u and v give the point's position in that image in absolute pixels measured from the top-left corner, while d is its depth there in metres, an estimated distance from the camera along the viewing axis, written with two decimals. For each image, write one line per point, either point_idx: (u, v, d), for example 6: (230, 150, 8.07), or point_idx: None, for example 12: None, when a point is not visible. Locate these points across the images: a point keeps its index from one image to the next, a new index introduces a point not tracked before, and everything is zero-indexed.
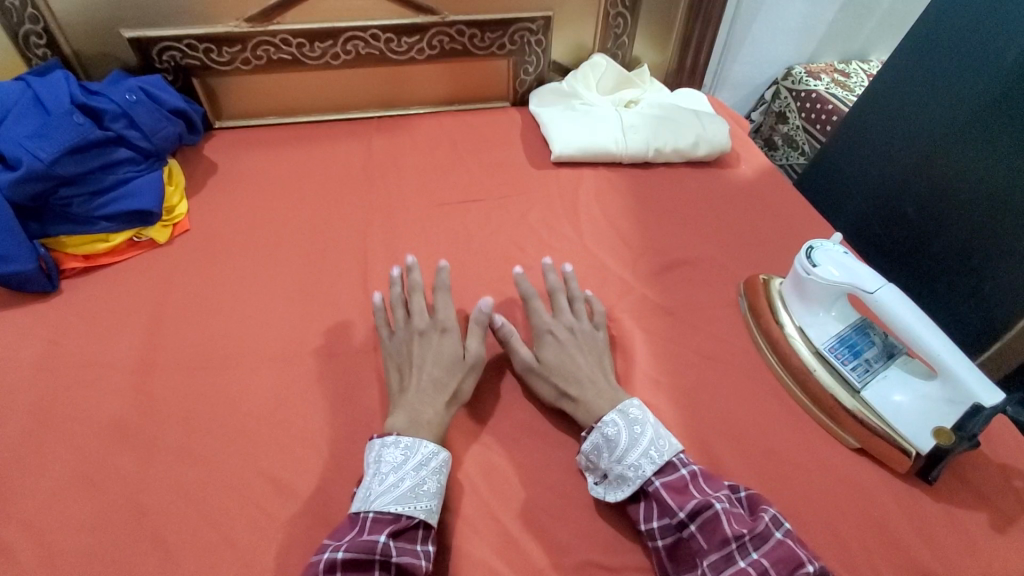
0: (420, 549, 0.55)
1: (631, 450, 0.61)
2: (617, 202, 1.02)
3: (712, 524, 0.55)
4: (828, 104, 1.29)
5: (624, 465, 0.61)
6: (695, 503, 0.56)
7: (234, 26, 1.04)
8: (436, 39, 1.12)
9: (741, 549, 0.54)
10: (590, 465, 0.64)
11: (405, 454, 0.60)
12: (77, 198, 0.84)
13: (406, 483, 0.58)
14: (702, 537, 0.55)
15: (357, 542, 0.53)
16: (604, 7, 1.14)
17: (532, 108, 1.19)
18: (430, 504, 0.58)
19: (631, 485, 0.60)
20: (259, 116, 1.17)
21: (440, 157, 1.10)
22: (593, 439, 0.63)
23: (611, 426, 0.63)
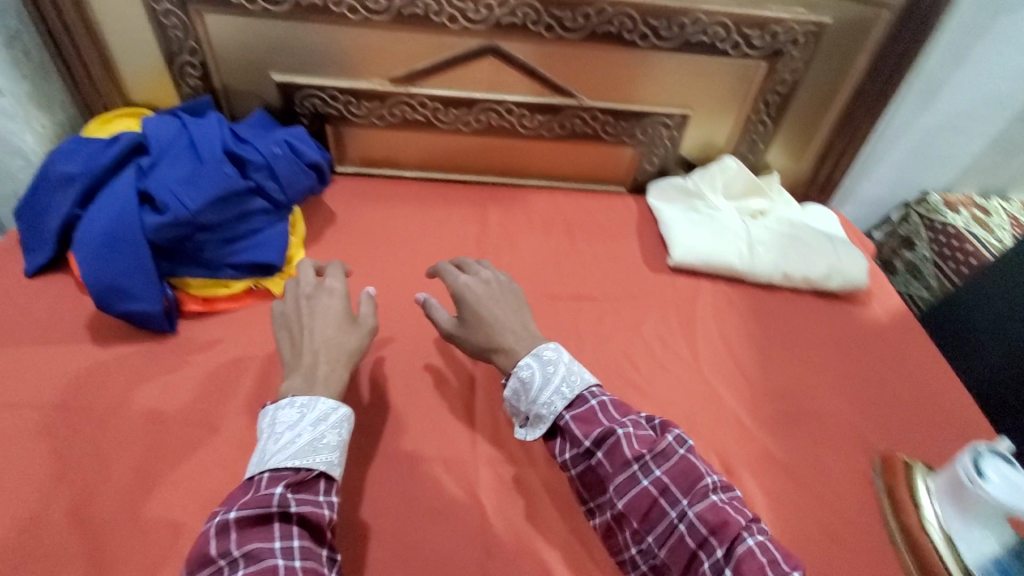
0: (322, 500, 0.61)
1: (541, 390, 0.69)
2: (736, 325, 0.96)
3: (614, 448, 0.64)
4: (967, 244, 1.21)
5: (537, 405, 0.69)
6: (600, 431, 0.65)
7: (377, 84, 1.05)
8: (568, 120, 1.10)
9: (644, 469, 0.63)
10: (513, 409, 0.72)
11: (301, 411, 0.64)
12: (209, 244, 0.85)
13: (304, 437, 0.63)
14: (608, 463, 0.65)
15: (253, 500, 0.57)
16: (746, 113, 1.10)
17: (650, 201, 1.15)
18: (330, 457, 0.63)
19: (545, 421, 0.68)
20: (379, 167, 1.17)
21: (553, 242, 1.07)
22: (511, 386, 0.71)
23: (525, 369, 0.70)
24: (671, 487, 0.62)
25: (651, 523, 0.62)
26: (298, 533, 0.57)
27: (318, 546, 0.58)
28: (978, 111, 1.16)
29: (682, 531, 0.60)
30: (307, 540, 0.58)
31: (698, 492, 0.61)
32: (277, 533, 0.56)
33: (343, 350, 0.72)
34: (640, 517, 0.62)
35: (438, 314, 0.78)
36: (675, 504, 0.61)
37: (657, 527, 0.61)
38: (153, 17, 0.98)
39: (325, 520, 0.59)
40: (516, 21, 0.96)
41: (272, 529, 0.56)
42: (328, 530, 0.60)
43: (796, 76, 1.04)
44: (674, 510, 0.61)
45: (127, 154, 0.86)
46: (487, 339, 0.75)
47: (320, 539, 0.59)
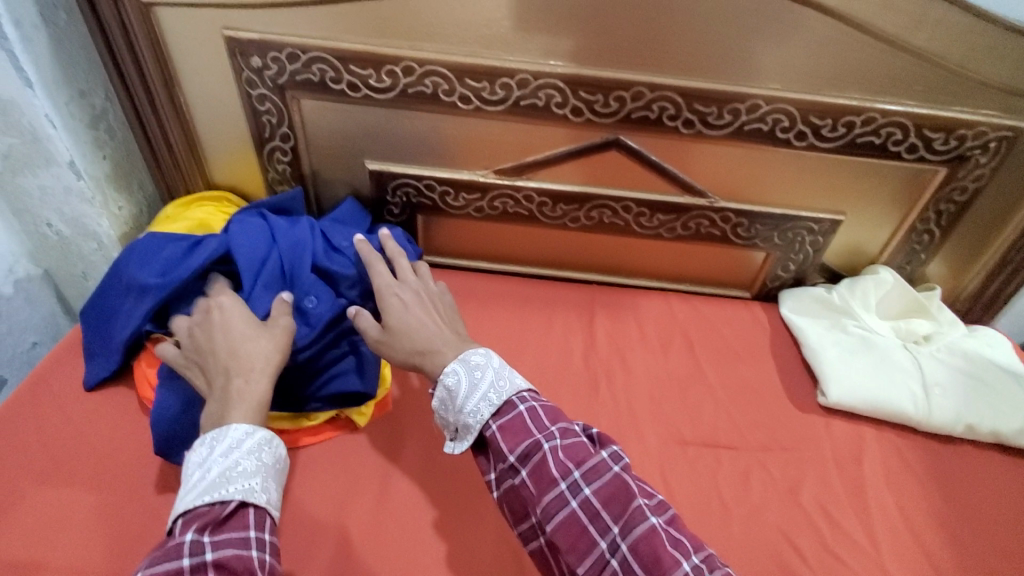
0: (251, 537, 0.57)
1: (466, 398, 0.64)
2: (915, 494, 0.77)
3: (540, 467, 0.59)
4: None
5: (464, 413, 0.64)
6: (525, 445, 0.61)
7: (480, 175, 0.93)
8: (693, 221, 0.95)
9: (571, 488, 0.58)
10: (445, 422, 0.67)
11: (210, 445, 0.61)
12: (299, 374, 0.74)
13: (215, 469, 0.59)
14: (533, 483, 0.59)
15: (163, 555, 0.53)
16: (910, 221, 0.92)
17: (784, 313, 0.99)
18: (247, 484, 0.59)
19: (472, 431, 0.64)
20: (471, 259, 1.05)
21: (674, 363, 0.91)
22: (439, 395, 0.66)
23: (450, 377, 0.66)
24: (602, 512, 0.57)
25: (577, 554, 0.57)
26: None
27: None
28: None
29: (613, 565, 0.55)
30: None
31: (635, 517, 0.56)
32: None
33: (252, 362, 0.66)
34: (569, 543, 0.57)
35: (367, 325, 0.71)
36: (604, 531, 0.57)
37: (590, 557, 0.56)
38: (247, 101, 0.89)
39: (251, 558, 0.55)
40: (649, 115, 0.84)
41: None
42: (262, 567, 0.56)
43: (980, 183, 0.87)
44: (604, 539, 0.56)
45: (210, 265, 0.76)
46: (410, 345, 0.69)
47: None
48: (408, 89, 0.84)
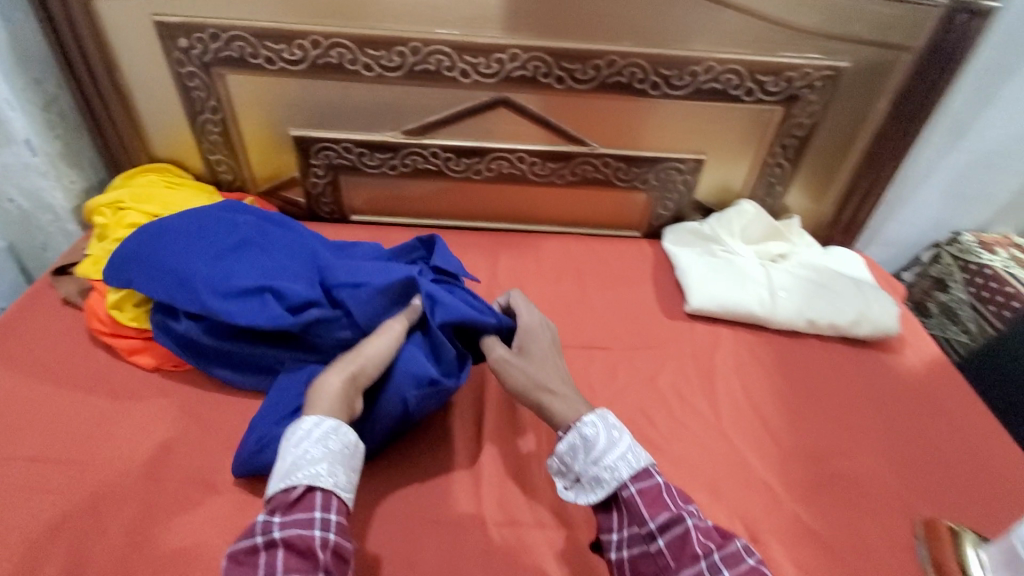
0: (315, 516, 0.57)
1: (608, 452, 0.63)
2: (760, 375, 0.90)
3: (683, 541, 0.57)
4: (1007, 284, 1.14)
5: (601, 467, 0.62)
6: (666, 515, 0.58)
7: (390, 136, 1.06)
8: (579, 167, 1.09)
9: (711, 566, 0.55)
10: (562, 469, 0.66)
11: (289, 434, 0.62)
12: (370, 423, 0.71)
13: (288, 459, 0.60)
14: (671, 554, 0.57)
15: (246, 536, 0.56)
16: (762, 156, 1.08)
17: (666, 245, 1.12)
18: (313, 470, 0.59)
19: (607, 487, 0.61)
20: (393, 216, 1.18)
21: (565, 290, 1.04)
22: (571, 439, 0.64)
23: (590, 427, 0.64)
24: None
25: None
26: (285, 563, 0.53)
27: (312, 570, 0.54)
28: (1013, 146, 1.10)
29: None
30: (299, 567, 0.53)
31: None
32: (263, 568, 0.53)
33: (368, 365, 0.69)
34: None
35: (497, 347, 0.76)
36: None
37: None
38: (180, 80, 1.03)
39: (315, 540, 0.55)
40: (526, 73, 0.97)
41: (259, 564, 0.54)
42: (324, 551, 0.55)
43: (813, 119, 1.02)
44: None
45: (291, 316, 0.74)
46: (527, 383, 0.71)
47: (312, 562, 0.54)
48: (317, 60, 0.98)
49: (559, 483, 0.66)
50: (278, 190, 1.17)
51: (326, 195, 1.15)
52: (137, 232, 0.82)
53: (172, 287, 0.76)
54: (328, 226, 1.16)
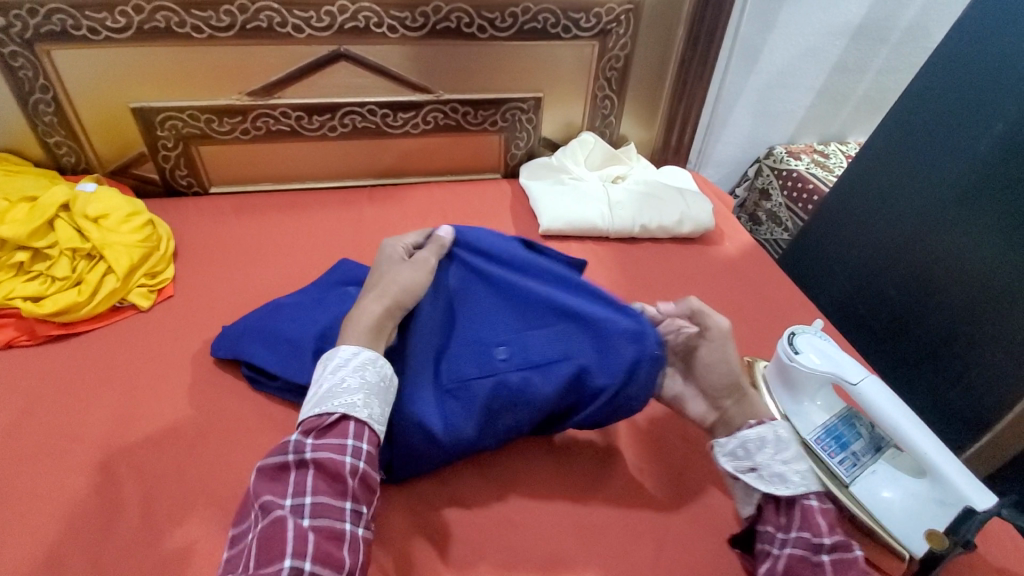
0: (346, 444, 0.56)
1: (798, 459, 0.61)
2: (603, 275, 1.02)
3: (851, 563, 0.55)
4: (809, 183, 1.34)
5: (788, 467, 0.60)
6: (843, 537, 0.57)
7: (235, 99, 1.08)
8: (430, 115, 1.17)
9: None
10: (735, 454, 0.63)
11: (328, 365, 0.61)
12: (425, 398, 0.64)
13: (325, 385, 0.59)
14: (834, 568, 0.55)
15: (277, 449, 0.56)
16: (591, 90, 1.22)
17: (522, 181, 1.22)
18: (348, 399, 0.58)
19: (794, 488, 0.59)
20: (256, 182, 1.19)
21: (429, 228, 1.11)
22: (761, 431, 0.63)
23: (786, 429, 0.63)
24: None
25: None
26: (314, 482, 0.54)
27: (338, 497, 0.54)
28: (796, 67, 1.29)
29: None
30: (325, 492, 0.54)
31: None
32: (292, 487, 0.54)
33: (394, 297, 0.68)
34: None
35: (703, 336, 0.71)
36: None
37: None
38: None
39: (345, 467, 0.54)
40: (359, 24, 1.03)
41: (289, 483, 0.54)
42: (354, 477, 0.55)
43: (626, 50, 1.18)
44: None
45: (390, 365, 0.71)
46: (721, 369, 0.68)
47: (341, 486, 0.54)
48: (144, 26, 0.97)
49: (726, 464, 0.63)
50: (129, 167, 1.14)
51: (181, 168, 1.14)
52: (257, 310, 0.83)
53: (288, 357, 0.74)
54: (189, 199, 1.15)
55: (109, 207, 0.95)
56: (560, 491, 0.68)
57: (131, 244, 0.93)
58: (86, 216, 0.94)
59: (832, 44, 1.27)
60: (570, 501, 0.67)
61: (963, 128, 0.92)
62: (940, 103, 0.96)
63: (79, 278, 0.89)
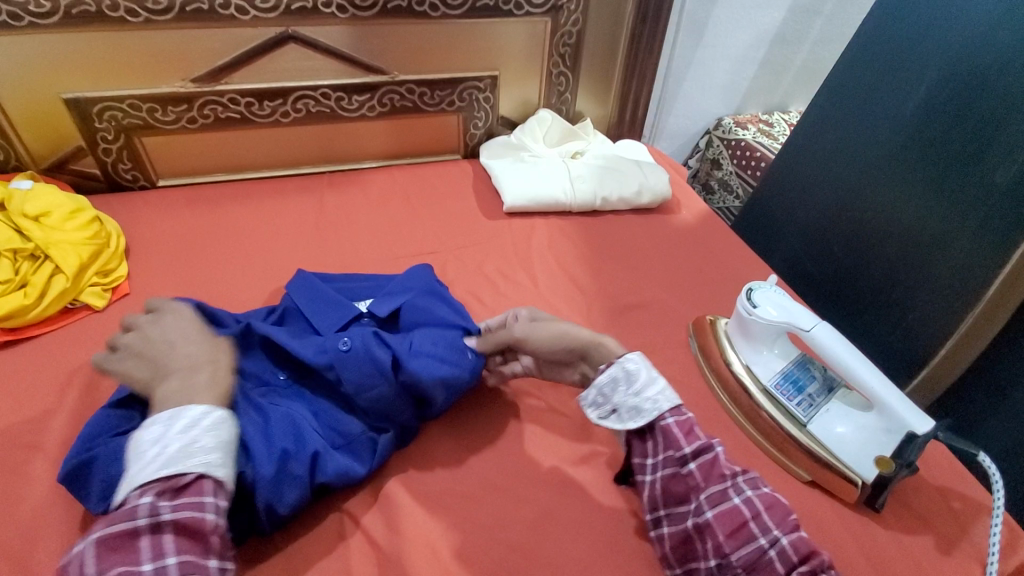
0: (208, 502, 0.50)
1: (649, 385, 0.63)
2: (569, 248, 1.05)
3: (712, 462, 0.59)
4: (756, 151, 1.41)
5: (642, 398, 0.63)
6: (700, 443, 0.60)
7: (180, 86, 1.03)
8: (386, 97, 1.15)
9: (735, 487, 0.57)
10: (595, 401, 0.65)
11: (167, 423, 0.52)
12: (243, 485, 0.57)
13: (173, 446, 0.51)
14: (701, 474, 0.59)
15: (120, 515, 0.47)
16: (546, 68, 1.24)
17: (482, 161, 1.23)
18: (207, 458, 0.51)
19: (648, 416, 0.62)
20: (206, 173, 1.15)
21: (393, 210, 1.11)
22: (611, 372, 0.65)
23: (632, 361, 0.64)
24: (764, 513, 0.55)
25: (737, 543, 0.54)
26: (176, 544, 0.48)
27: (203, 556, 0.49)
28: (740, 40, 1.34)
29: (773, 558, 0.53)
30: (190, 551, 0.48)
31: (752, 480, 0.58)
32: (146, 552, 0.47)
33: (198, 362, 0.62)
34: (730, 530, 0.55)
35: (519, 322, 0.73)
36: (767, 531, 0.54)
37: (749, 551, 0.54)
38: None
39: (210, 525, 0.49)
40: (305, 5, 1.00)
41: (141, 548, 0.47)
42: (217, 535, 0.50)
43: (578, 26, 1.19)
44: (765, 536, 0.54)
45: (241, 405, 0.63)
46: (554, 340, 0.70)
47: (204, 547, 0.49)
48: (72, 10, 0.92)
49: (591, 414, 0.65)
50: (67, 163, 1.07)
51: (124, 161, 1.09)
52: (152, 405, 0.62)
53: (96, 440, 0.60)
54: (135, 193, 1.10)
55: (50, 204, 0.90)
56: (540, 455, 0.70)
57: (78, 242, 0.89)
58: (26, 215, 0.89)
59: (771, 16, 1.32)
60: (551, 463, 0.70)
61: (894, 88, 0.99)
62: (875, 64, 1.02)
63: (24, 280, 0.84)
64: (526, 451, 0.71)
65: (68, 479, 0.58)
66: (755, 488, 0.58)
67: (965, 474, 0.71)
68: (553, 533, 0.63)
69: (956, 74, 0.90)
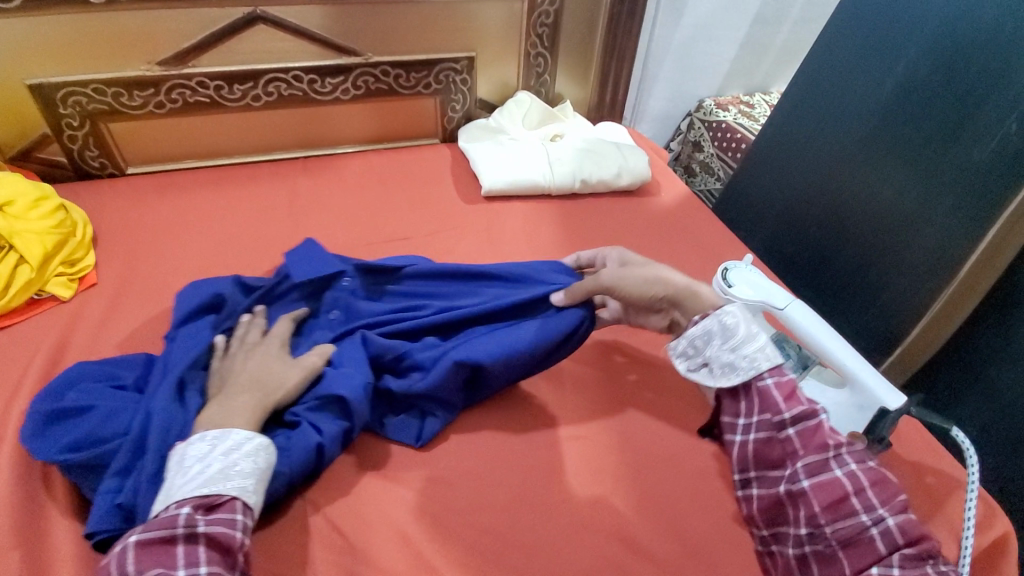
0: (239, 520, 0.51)
1: (748, 342, 0.63)
2: (548, 231, 1.04)
3: (814, 430, 0.59)
4: (737, 133, 1.40)
5: (738, 355, 0.63)
6: (802, 408, 0.60)
7: (145, 70, 1.00)
8: (360, 79, 1.13)
9: (839, 459, 0.57)
10: (687, 352, 0.67)
11: (213, 443, 0.54)
12: (138, 480, 0.55)
13: (214, 466, 0.52)
14: (800, 440, 0.59)
15: (158, 523, 0.49)
16: (524, 48, 1.22)
17: (460, 144, 1.21)
18: (244, 484, 0.53)
19: (744, 375, 0.62)
20: (176, 160, 1.12)
21: (369, 195, 1.09)
22: (707, 325, 0.65)
23: (731, 316, 0.64)
24: (868, 489, 0.55)
25: (835, 516, 0.55)
26: (206, 555, 0.48)
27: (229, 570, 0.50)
28: (720, 19, 1.33)
29: (876, 537, 0.53)
30: (218, 564, 0.49)
31: (858, 451, 0.57)
32: (181, 559, 0.47)
33: (265, 384, 0.61)
34: (826, 502, 0.55)
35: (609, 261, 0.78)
36: (871, 508, 0.54)
37: (845, 524, 0.54)
38: None
39: (238, 542, 0.50)
40: None
41: (176, 555, 0.47)
42: (242, 554, 0.51)
43: (555, 6, 1.17)
44: (869, 514, 0.54)
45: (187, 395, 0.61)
46: (648, 285, 0.70)
47: (233, 561, 0.50)
48: None
49: (680, 365, 0.67)
50: (31, 151, 1.04)
51: (91, 148, 1.06)
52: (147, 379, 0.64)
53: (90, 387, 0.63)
54: (103, 181, 1.07)
55: (14, 193, 0.88)
56: (518, 437, 0.70)
57: (42, 231, 0.86)
58: None
59: None
60: (528, 446, 0.69)
61: (873, 64, 0.99)
62: (853, 40, 1.01)
63: None
64: (504, 434, 0.70)
65: (50, 416, 0.61)
66: (860, 461, 0.57)
67: (938, 449, 0.72)
68: (529, 514, 0.63)
69: (934, 50, 0.89)
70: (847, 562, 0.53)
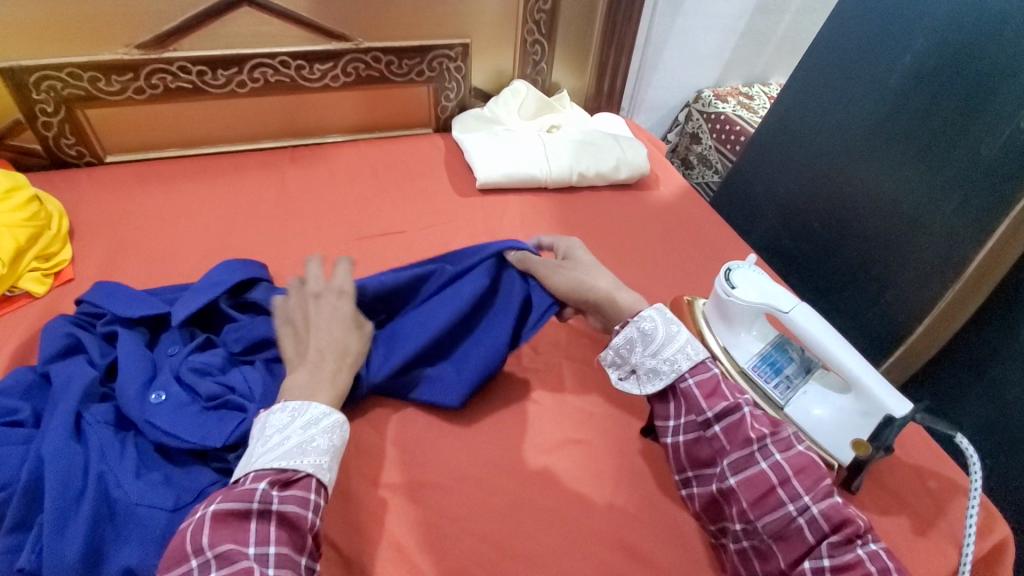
0: (312, 498, 0.51)
1: (667, 345, 0.62)
2: (544, 225, 1.01)
3: (737, 425, 0.57)
4: (736, 125, 1.37)
5: (659, 360, 0.61)
6: (725, 404, 0.58)
7: (124, 53, 0.95)
8: (350, 66, 1.09)
9: (763, 450, 0.56)
10: (616, 361, 0.65)
11: (293, 415, 0.55)
12: (38, 537, 0.51)
13: (293, 438, 0.54)
14: (727, 436, 0.58)
15: (236, 494, 0.49)
16: (521, 35, 1.18)
17: (454, 135, 1.17)
18: (319, 460, 0.53)
19: (666, 378, 0.61)
20: (157, 149, 1.08)
21: (360, 187, 1.05)
22: (627, 333, 0.64)
23: (647, 321, 0.63)
24: (794, 478, 0.54)
25: (763, 509, 0.54)
26: (276, 534, 0.48)
27: (298, 551, 0.49)
28: (721, 8, 1.29)
29: (803, 526, 0.52)
30: (287, 544, 0.48)
31: (782, 441, 0.56)
32: (253, 536, 0.47)
33: (344, 352, 0.63)
34: (754, 498, 0.54)
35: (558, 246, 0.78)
36: (796, 497, 0.53)
37: (775, 516, 0.53)
38: None
39: (308, 522, 0.50)
40: None
41: (250, 531, 0.48)
42: (312, 536, 0.50)
43: None
44: (793, 503, 0.53)
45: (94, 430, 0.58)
46: (570, 284, 0.71)
47: (302, 542, 0.49)
48: None
49: (612, 374, 0.66)
50: (3, 138, 0.99)
51: (67, 136, 1.01)
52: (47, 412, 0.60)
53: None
54: (80, 170, 1.03)
55: None
56: (515, 441, 0.68)
57: (14, 224, 0.82)
58: None
59: None
60: (524, 450, 0.68)
61: (878, 59, 0.96)
62: (857, 33, 0.99)
63: None
64: (501, 439, 0.68)
65: None
66: (785, 450, 0.56)
67: (941, 453, 0.71)
68: (528, 522, 0.61)
69: (943, 43, 0.87)
70: (782, 554, 0.53)
